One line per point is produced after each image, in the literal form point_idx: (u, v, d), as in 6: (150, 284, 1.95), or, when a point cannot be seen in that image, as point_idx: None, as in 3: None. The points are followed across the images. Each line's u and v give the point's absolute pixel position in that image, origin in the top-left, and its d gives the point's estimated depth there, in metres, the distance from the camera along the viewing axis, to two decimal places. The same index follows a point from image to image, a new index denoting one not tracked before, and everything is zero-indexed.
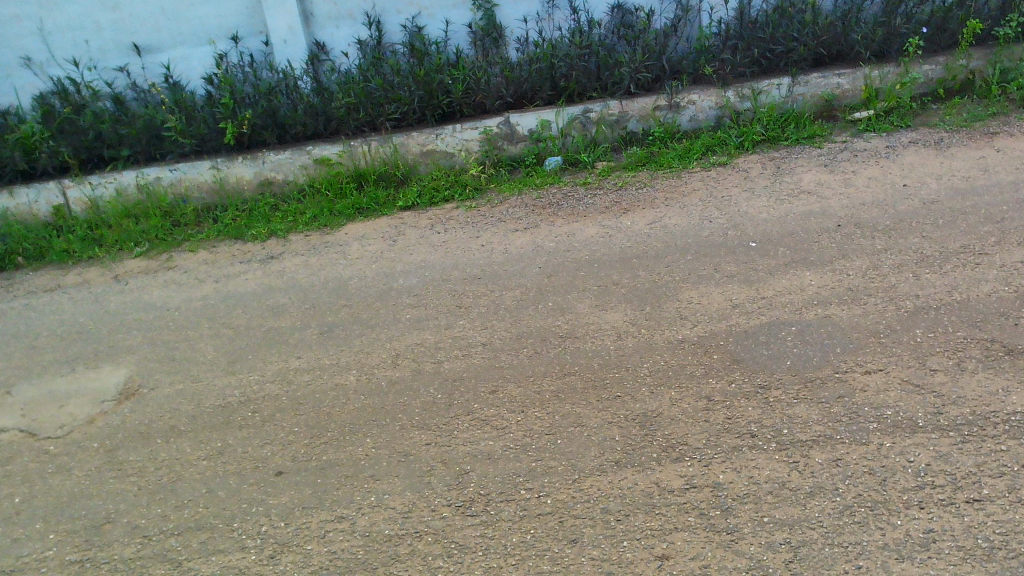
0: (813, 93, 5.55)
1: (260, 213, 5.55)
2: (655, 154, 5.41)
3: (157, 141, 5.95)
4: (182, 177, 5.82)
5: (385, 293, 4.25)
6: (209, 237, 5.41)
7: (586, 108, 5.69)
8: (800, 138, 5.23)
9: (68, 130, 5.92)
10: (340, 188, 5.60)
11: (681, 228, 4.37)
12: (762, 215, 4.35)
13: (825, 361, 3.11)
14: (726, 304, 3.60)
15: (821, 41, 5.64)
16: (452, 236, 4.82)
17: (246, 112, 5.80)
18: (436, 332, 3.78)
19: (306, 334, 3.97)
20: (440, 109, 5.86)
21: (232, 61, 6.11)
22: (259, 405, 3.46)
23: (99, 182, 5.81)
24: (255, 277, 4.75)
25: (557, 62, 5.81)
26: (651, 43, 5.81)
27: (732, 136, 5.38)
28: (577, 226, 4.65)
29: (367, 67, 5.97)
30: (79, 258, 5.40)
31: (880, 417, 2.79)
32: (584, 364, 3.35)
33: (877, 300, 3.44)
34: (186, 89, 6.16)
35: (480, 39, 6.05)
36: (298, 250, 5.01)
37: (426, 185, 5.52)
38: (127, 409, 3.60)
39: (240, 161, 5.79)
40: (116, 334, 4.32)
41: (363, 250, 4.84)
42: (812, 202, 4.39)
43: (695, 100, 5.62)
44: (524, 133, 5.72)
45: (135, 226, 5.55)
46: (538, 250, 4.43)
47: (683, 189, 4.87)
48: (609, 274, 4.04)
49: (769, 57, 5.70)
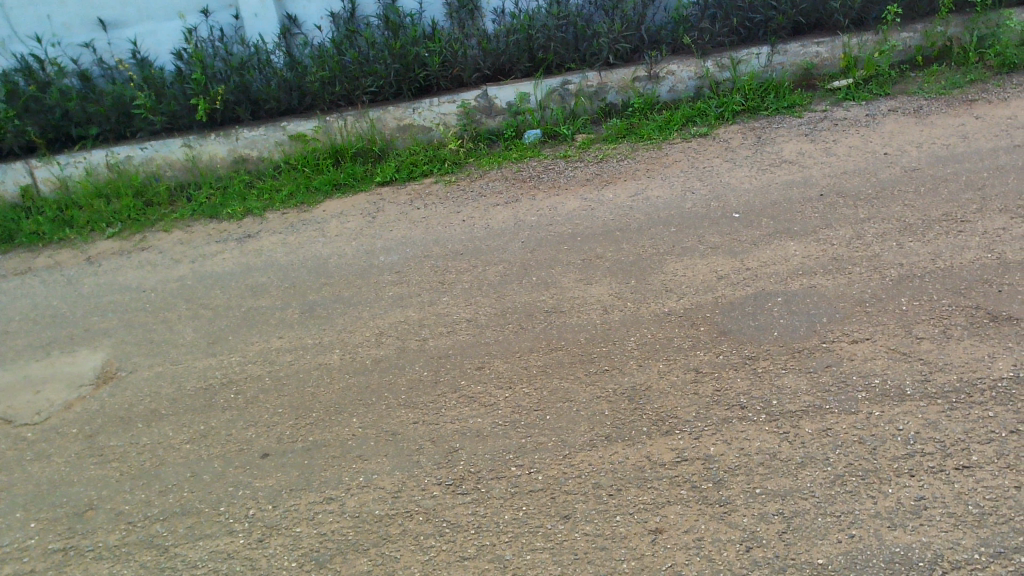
0: (792, 62, 5.52)
1: (235, 191, 5.45)
2: (635, 125, 5.36)
3: (126, 118, 5.80)
4: (153, 156, 5.70)
5: (366, 270, 4.20)
6: (183, 217, 5.31)
7: (564, 79, 5.62)
8: (780, 107, 5.21)
9: (33, 108, 5.75)
10: (317, 165, 5.51)
11: (664, 200, 4.34)
12: (744, 185, 4.33)
13: (812, 330, 3.11)
14: (711, 276, 3.58)
15: (800, 9, 5.60)
16: (432, 212, 4.76)
17: (218, 87, 5.67)
18: (419, 309, 3.74)
19: (287, 314, 3.90)
20: (416, 83, 5.77)
21: (201, 35, 5.97)
22: (242, 387, 3.40)
23: (68, 162, 5.68)
24: (232, 257, 4.66)
25: (534, 33, 5.73)
26: (629, 13, 5.73)
27: (711, 107, 5.35)
28: (559, 200, 4.60)
29: (341, 40, 5.85)
30: (50, 240, 5.28)
31: (868, 386, 2.79)
32: (571, 339, 3.33)
33: (861, 269, 3.44)
34: (155, 65, 6.01)
35: (456, 11, 5.94)
36: (275, 228, 4.93)
37: (404, 160, 5.44)
38: (106, 393, 3.54)
39: (212, 138, 5.67)
40: (91, 317, 4.23)
41: (342, 228, 4.77)
42: (794, 172, 4.38)
43: (674, 70, 5.56)
44: (502, 105, 5.64)
45: (106, 207, 5.43)
46: (520, 225, 4.38)
47: (664, 161, 4.83)
48: (593, 247, 4.01)
49: (748, 26, 5.65)
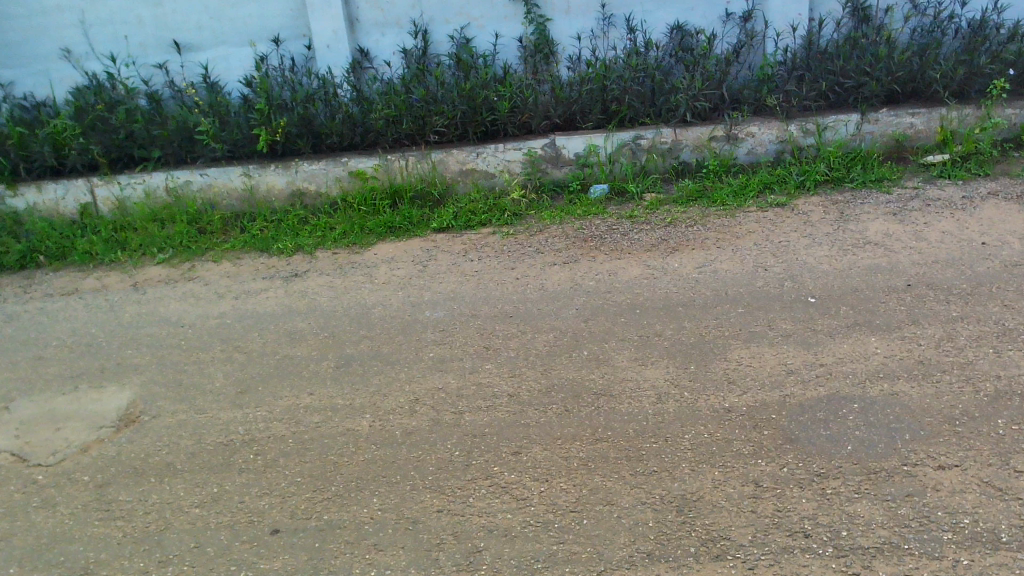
0: (883, 132, 5.16)
1: (289, 226, 5.32)
2: (708, 188, 5.06)
3: (189, 143, 5.74)
4: (212, 182, 5.62)
5: (410, 325, 3.98)
6: (234, 249, 5.19)
7: (637, 133, 5.35)
8: (867, 180, 4.85)
9: (100, 127, 5.74)
10: (373, 205, 5.35)
11: (733, 275, 4.03)
12: (822, 266, 3.99)
13: (891, 449, 2.76)
14: (780, 370, 3.25)
15: (896, 77, 5.23)
16: (485, 266, 4.53)
17: (282, 119, 5.56)
18: (459, 377, 3.50)
19: (322, 368, 3.71)
20: (483, 127, 5.55)
21: (272, 64, 5.93)
22: (263, 447, 3.20)
23: (128, 182, 5.64)
24: (275, 296, 4.51)
25: (610, 84, 5.47)
26: (711, 69, 5.45)
27: (792, 174, 5.02)
28: (620, 264, 4.32)
29: (410, 78, 5.71)
30: (101, 261, 5.22)
31: (955, 526, 2.43)
32: (619, 430, 3.03)
33: (951, 379, 3.07)
34: (224, 91, 5.97)
35: (531, 55, 5.76)
36: (323, 270, 4.76)
37: (463, 207, 5.24)
38: (126, 439, 3.38)
39: (272, 169, 5.56)
40: (125, 350, 4.10)
41: (391, 275, 4.58)
42: (879, 255, 4.02)
43: (755, 132, 5.25)
44: (570, 156, 5.40)
45: (160, 232, 5.36)
46: (576, 289, 4.12)
47: (737, 231, 4.51)
48: (652, 322, 3.71)
49: (838, 90, 5.31)
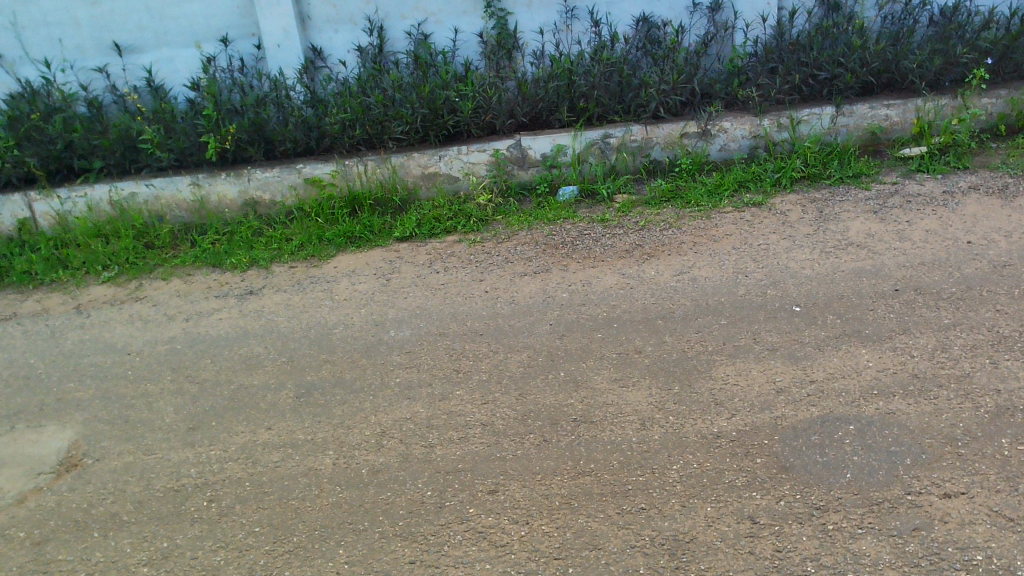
0: (858, 125, 5.00)
1: (242, 239, 5.03)
2: (681, 188, 4.87)
3: (133, 153, 5.40)
4: (159, 194, 5.30)
5: (374, 347, 3.74)
6: (185, 265, 4.90)
7: (606, 131, 5.13)
8: (844, 176, 4.70)
9: (35, 138, 5.38)
10: (332, 213, 5.08)
11: (713, 283, 3.85)
12: (805, 271, 3.82)
13: (892, 475, 2.59)
14: (769, 388, 3.07)
15: (871, 68, 5.07)
16: (452, 278, 4.29)
17: (231, 125, 5.24)
18: (429, 405, 3.27)
19: (280, 398, 3.46)
20: (445, 130, 5.29)
21: (220, 66, 5.62)
22: (217, 492, 2.95)
23: (69, 196, 5.30)
24: (229, 317, 4.24)
25: (576, 80, 5.24)
26: (681, 62, 5.25)
27: (767, 171, 4.84)
28: (594, 273, 4.12)
29: (366, 78, 5.43)
30: (41, 281, 4.90)
31: (969, 563, 2.27)
32: (602, 462, 2.83)
33: (949, 394, 2.91)
34: (169, 95, 5.65)
35: (492, 51, 5.52)
36: (280, 286, 4.50)
37: (426, 213, 4.99)
38: (66, 486, 3.10)
39: (222, 178, 5.26)
40: (66, 384, 3.81)
41: (352, 290, 4.32)
42: (863, 258, 3.86)
43: (728, 127, 5.06)
44: (537, 157, 5.17)
45: (104, 248, 5.05)
46: (549, 302, 3.90)
47: (714, 233, 4.33)
48: (631, 338, 3.51)
49: (812, 83, 5.13)
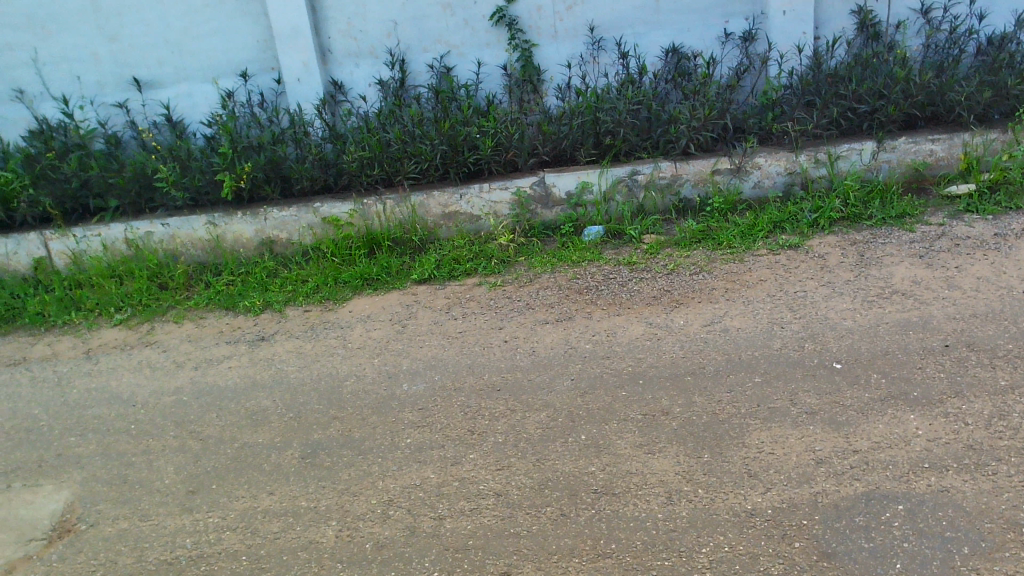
0: (901, 161, 4.74)
1: (257, 280, 4.88)
2: (713, 228, 4.63)
3: (148, 191, 5.30)
4: (175, 233, 5.19)
5: (385, 402, 3.54)
6: (198, 307, 4.76)
7: (633, 168, 4.92)
8: (886, 217, 4.43)
9: (51, 176, 5.30)
10: (349, 254, 4.92)
11: (747, 335, 3.60)
12: (846, 323, 3.57)
13: (948, 568, 2.32)
14: (808, 459, 2.82)
15: (915, 101, 4.81)
16: (470, 326, 4.09)
17: (246, 164, 5.10)
18: (440, 470, 3.06)
19: (285, 459, 3.27)
20: (465, 168, 5.10)
21: (240, 100, 5.55)
22: (212, 567, 2.76)
23: (84, 235, 5.21)
24: (239, 366, 4.08)
25: (602, 116, 5.04)
26: (712, 97, 5.02)
27: (804, 211, 4.59)
28: (619, 321, 3.89)
29: (386, 113, 5.29)
30: (52, 323, 4.79)
31: None
32: (625, 542, 2.59)
33: (1010, 470, 2.64)
34: (189, 131, 5.62)
35: (516, 85, 5.38)
36: (293, 332, 4.33)
37: (446, 254, 4.81)
38: (56, 555, 2.93)
39: (238, 217, 5.13)
40: (67, 438, 3.66)
41: (366, 338, 4.15)
42: (909, 308, 3.59)
43: (762, 164, 4.82)
44: (561, 195, 4.98)
45: (118, 289, 4.94)
46: (571, 354, 3.68)
47: (747, 279, 4.09)
48: (658, 396, 3.28)
49: (851, 117, 4.88)
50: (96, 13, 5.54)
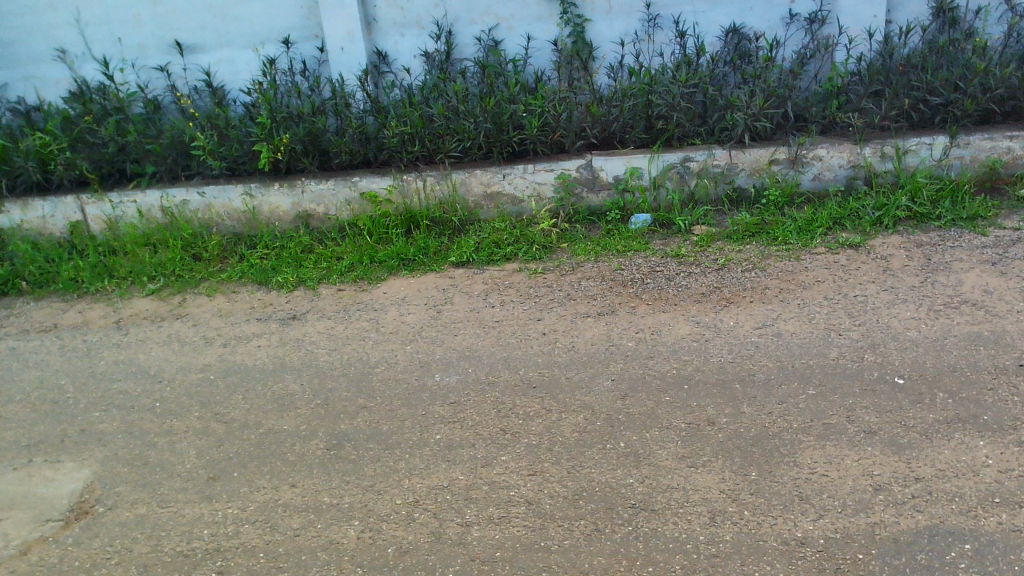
0: (975, 158, 4.44)
1: (291, 255, 4.76)
2: (768, 221, 4.38)
3: (185, 158, 5.19)
4: (211, 202, 5.08)
5: (416, 393, 3.40)
6: (231, 280, 4.66)
7: (686, 155, 4.68)
8: (956, 218, 4.15)
9: (88, 140, 5.21)
10: (385, 231, 4.78)
11: (801, 341, 3.38)
12: (910, 333, 3.33)
13: None
14: (865, 485, 2.61)
15: (994, 94, 4.50)
16: (507, 315, 3.92)
17: (284, 135, 4.95)
18: (470, 471, 2.91)
19: (309, 449, 3.14)
20: (508, 148, 4.87)
21: (282, 68, 5.42)
22: (228, 562, 2.65)
23: (121, 200, 5.12)
24: (267, 345, 3.96)
25: (655, 98, 4.80)
26: (773, 83, 4.73)
27: (867, 208, 4.32)
28: (665, 319, 3.69)
29: (430, 88, 5.10)
30: (85, 290, 4.72)
31: None
32: (663, 565, 2.41)
33: None
34: (229, 98, 5.51)
35: (566, 61, 5.16)
36: (324, 312, 4.20)
37: (485, 237, 4.63)
38: (72, 538, 2.84)
39: (275, 189, 5.00)
40: (91, 413, 3.57)
41: (399, 322, 4.00)
42: (980, 321, 3.34)
43: (823, 155, 4.54)
44: (609, 179, 4.77)
45: (151, 258, 4.85)
46: (613, 352, 3.50)
47: (803, 279, 3.85)
48: (703, 404, 3.08)
49: (923, 109, 4.58)
50: None
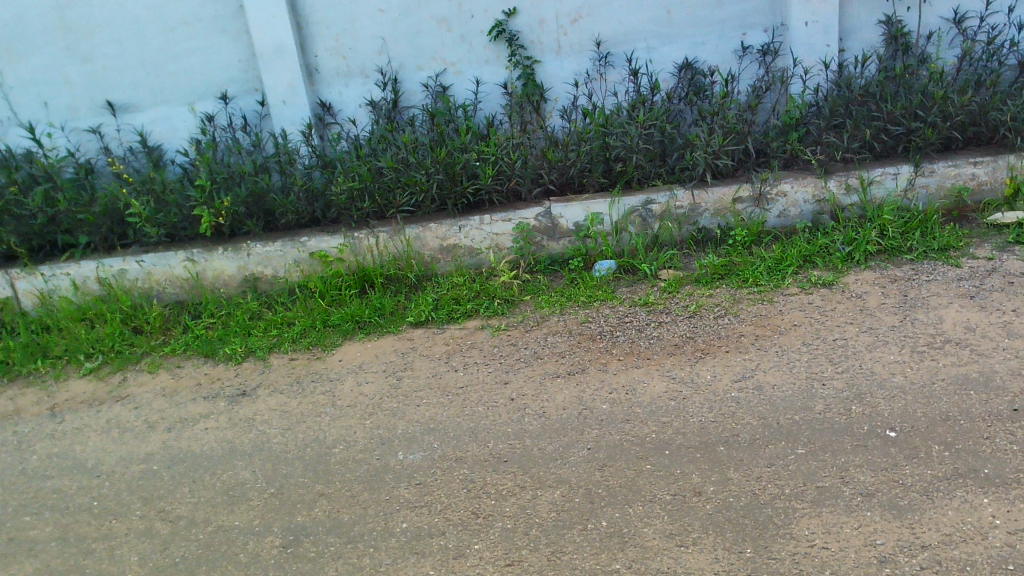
0: (940, 185, 4.38)
1: (239, 323, 4.49)
2: (737, 262, 4.23)
3: (122, 226, 4.90)
4: (151, 270, 4.79)
5: (378, 475, 3.15)
6: (175, 354, 4.36)
7: (648, 197, 4.52)
8: (928, 250, 4.04)
9: (14, 212, 4.87)
10: (338, 292, 4.53)
11: (784, 394, 3.20)
12: (897, 379, 3.17)
13: None
14: (869, 557, 2.41)
15: (955, 122, 4.44)
16: (472, 380, 3.69)
17: (225, 198, 4.67)
18: (441, 565, 2.66)
19: (264, 548, 2.86)
20: (463, 199, 4.69)
21: (221, 124, 5.33)
22: None
23: (54, 273, 4.81)
24: (216, 428, 3.68)
25: (613, 140, 4.63)
26: (732, 119, 4.58)
27: (837, 243, 4.19)
28: (639, 376, 3.49)
29: (377, 140, 4.89)
30: (16, 372, 4.38)
31: None
32: None
33: None
34: (167, 157, 5.37)
35: (518, 105, 5.01)
36: (276, 386, 3.93)
37: (444, 293, 4.41)
38: None
39: (219, 253, 4.73)
40: (20, 518, 3.24)
41: (357, 393, 3.75)
42: (966, 361, 3.20)
43: (787, 191, 4.43)
44: (569, 226, 4.58)
45: (88, 334, 4.53)
46: (587, 416, 3.28)
47: (778, 323, 3.69)
48: (687, 471, 2.88)
49: (885, 139, 4.50)
50: (67, 33, 5.15)
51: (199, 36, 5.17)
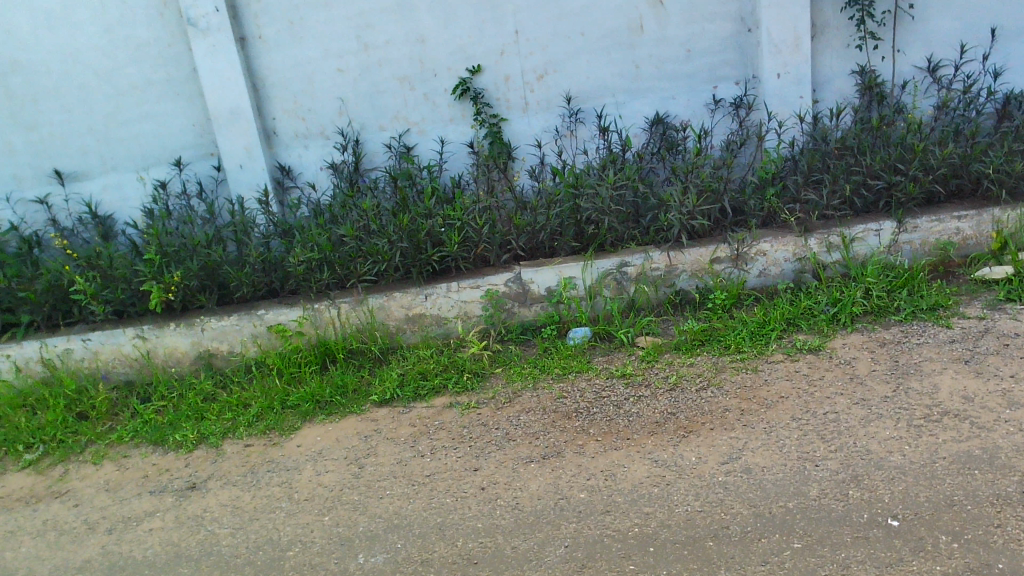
0: (924, 241, 4.27)
1: (191, 406, 4.19)
2: (718, 327, 4.01)
3: (66, 303, 4.61)
4: (98, 348, 4.51)
5: None
6: (122, 442, 4.05)
7: (622, 260, 4.32)
8: (916, 310, 3.86)
9: None
10: (298, 369, 4.27)
11: (775, 478, 2.96)
12: (896, 458, 2.95)
13: None
14: None
15: (937, 175, 4.29)
16: (440, 466, 3.43)
17: (176, 271, 4.39)
18: None
19: None
20: (428, 267, 4.41)
21: (175, 190, 5.09)
22: None
23: None
24: (160, 528, 3.37)
25: (583, 202, 4.44)
26: (707, 178, 4.44)
27: (821, 304, 4.00)
28: (618, 459, 3.24)
29: (338, 209, 4.67)
30: None
31: None
32: None
33: None
34: (117, 227, 5.11)
35: (484, 167, 4.85)
36: (229, 477, 3.64)
37: (410, 367, 4.16)
38: None
39: (171, 329, 4.45)
40: None
41: (315, 485, 3.46)
42: (968, 436, 2.99)
43: (767, 249, 4.27)
44: (541, 291, 4.38)
45: (29, 422, 4.21)
46: (564, 507, 3.02)
47: (765, 395, 3.47)
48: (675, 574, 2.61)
49: (866, 194, 4.35)
50: (10, 101, 4.91)
51: (150, 101, 4.95)
